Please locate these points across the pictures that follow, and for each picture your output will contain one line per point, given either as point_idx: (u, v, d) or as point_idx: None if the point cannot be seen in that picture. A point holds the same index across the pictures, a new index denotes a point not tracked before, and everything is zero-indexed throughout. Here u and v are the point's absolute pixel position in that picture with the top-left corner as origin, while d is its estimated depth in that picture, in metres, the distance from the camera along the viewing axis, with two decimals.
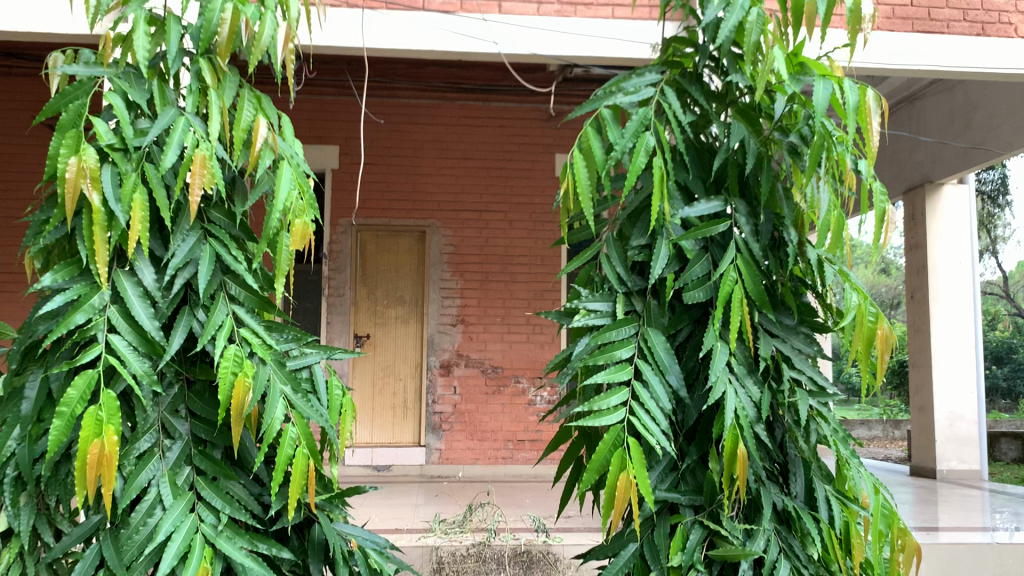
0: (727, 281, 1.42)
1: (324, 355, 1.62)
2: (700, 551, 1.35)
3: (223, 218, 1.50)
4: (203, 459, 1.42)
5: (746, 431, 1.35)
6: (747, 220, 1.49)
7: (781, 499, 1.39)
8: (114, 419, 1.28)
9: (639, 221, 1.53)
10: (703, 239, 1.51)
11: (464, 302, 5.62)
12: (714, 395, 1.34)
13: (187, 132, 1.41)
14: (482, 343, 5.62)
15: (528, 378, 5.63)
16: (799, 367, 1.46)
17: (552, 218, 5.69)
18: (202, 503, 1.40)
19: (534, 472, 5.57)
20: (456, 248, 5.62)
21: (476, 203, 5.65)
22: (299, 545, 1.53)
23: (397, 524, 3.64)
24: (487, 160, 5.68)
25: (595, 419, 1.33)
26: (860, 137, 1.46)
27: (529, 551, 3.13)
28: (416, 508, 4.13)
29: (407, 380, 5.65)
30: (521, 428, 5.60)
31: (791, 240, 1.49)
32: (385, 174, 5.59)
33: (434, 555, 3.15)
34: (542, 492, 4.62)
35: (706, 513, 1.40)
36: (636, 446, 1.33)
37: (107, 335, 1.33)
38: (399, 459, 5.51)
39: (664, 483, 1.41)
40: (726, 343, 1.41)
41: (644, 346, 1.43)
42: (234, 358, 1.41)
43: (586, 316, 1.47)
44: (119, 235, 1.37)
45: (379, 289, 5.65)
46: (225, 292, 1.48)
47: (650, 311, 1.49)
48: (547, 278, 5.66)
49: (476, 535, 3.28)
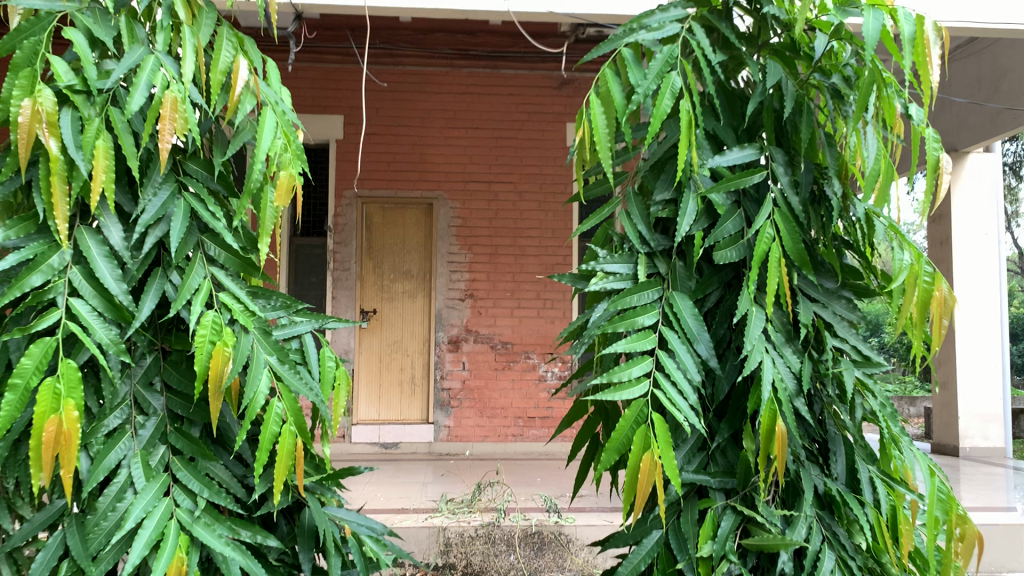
0: (762, 238, 1.26)
1: (315, 324, 1.48)
2: (733, 539, 1.20)
3: (201, 170, 1.35)
4: (180, 438, 1.28)
5: (785, 405, 1.21)
6: (785, 170, 1.33)
7: (824, 481, 1.24)
8: (74, 392, 1.14)
9: (664, 172, 1.37)
10: (735, 194, 1.36)
11: (473, 276, 5.46)
12: (749, 365, 1.19)
13: (156, 72, 1.25)
14: (492, 319, 5.47)
15: (539, 354, 5.48)
16: (843, 335, 1.31)
17: (563, 189, 5.52)
18: (178, 486, 1.26)
19: (545, 450, 5.45)
20: (464, 220, 5.45)
21: (485, 174, 5.48)
22: (287, 532, 1.38)
23: (403, 503, 3.52)
24: (496, 129, 5.51)
25: (616, 393, 1.18)
26: (915, 76, 1.29)
27: (540, 532, 3.01)
28: (424, 487, 4.00)
29: (414, 356, 5.55)
30: (532, 405, 5.47)
31: (834, 193, 1.33)
32: (391, 145, 5.43)
33: (441, 536, 3.02)
34: (554, 471, 4.49)
35: (739, 498, 1.25)
36: (661, 423, 1.18)
37: (67, 299, 1.19)
38: (408, 436, 5.41)
39: (692, 464, 1.26)
40: (762, 308, 1.26)
41: (670, 311, 1.28)
42: (213, 325, 1.27)
43: (604, 279, 1.32)
44: (81, 187, 1.21)
45: (385, 263, 5.55)
46: (202, 253, 1.34)
47: (675, 274, 1.33)
48: (558, 251, 5.50)
49: (484, 516, 3.15)
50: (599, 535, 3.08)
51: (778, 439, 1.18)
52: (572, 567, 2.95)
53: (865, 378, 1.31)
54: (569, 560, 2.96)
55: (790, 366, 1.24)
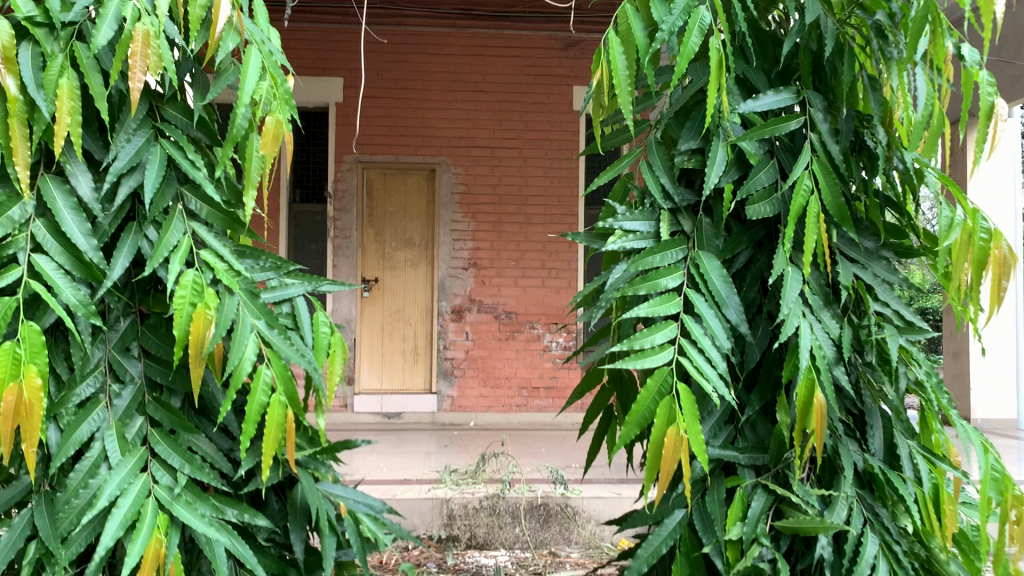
0: (800, 191, 1.14)
1: (308, 287, 1.36)
2: (765, 522, 1.09)
3: (180, 116, 1.23)
4: (158, 409, 1.17)
5: (824, 375, 1.09)
6: (824, 117, 1.21)
7: (865, 458, 1.13)
8: (37, 358, 1.02)
9: (689, 120, 1.25)
10: (768, 143, 1.23)
11: (476, 244, 5.34)
12: (786, 330, 1.08)
13: (126, 4, 1.12)
14: (496, 288, 5.36)
15: (544, 323, 5.38)
16: (887, 300, 1.19)
17: (570, 154, 5.37)
18: (157, 461, 1.15)
19: (550, 421, 5.36)
20: (467, 186, 5.32)
21: (489, 138, 5.34)
22: (278, 510, 1.27)
23: (405, 474, 3.42)
24: (501, 92, 5.36)
25: (638, 361, 1.06)
26: (974, 10, 1.16)
27: (546, 505, 2.91)
28: (427, 458, 3.91)
29: (417, 325, 5.45)
30: (536, 375, 5.37)
31: (878, 141, 1.20)
32: (392, 108, 5.27)
33: (444, 508, 2.92)
34: (560, 442, 4.41)
35: (771, 476, 1.14)
36: (687, 393, 1.06)
37: (30, 256, 1.07)
38: (410, 406, 5.34)
39: (719, 439, 1.15)
40: (799, 268, 1.14)
41: (696, 272, 1.17)
42: (193, 286, 1.15)
43: (623, 239, 1.20)
44: (44, 131, 1.09)
45: (386, 231, 5.43)
46: (182, 206, 1.22)
47: (702, 232, 1.22)
48: (564, 218, 5.37)
49: (488, 488, 3.05)
50: (605, 508, 2.98)
51: (817, 411, 1.07)
52: (579, 539, 2.85)
53: (910, 345, 1.19)
54: (576, 532, 2.87)
55: (828, 332, 1.12)
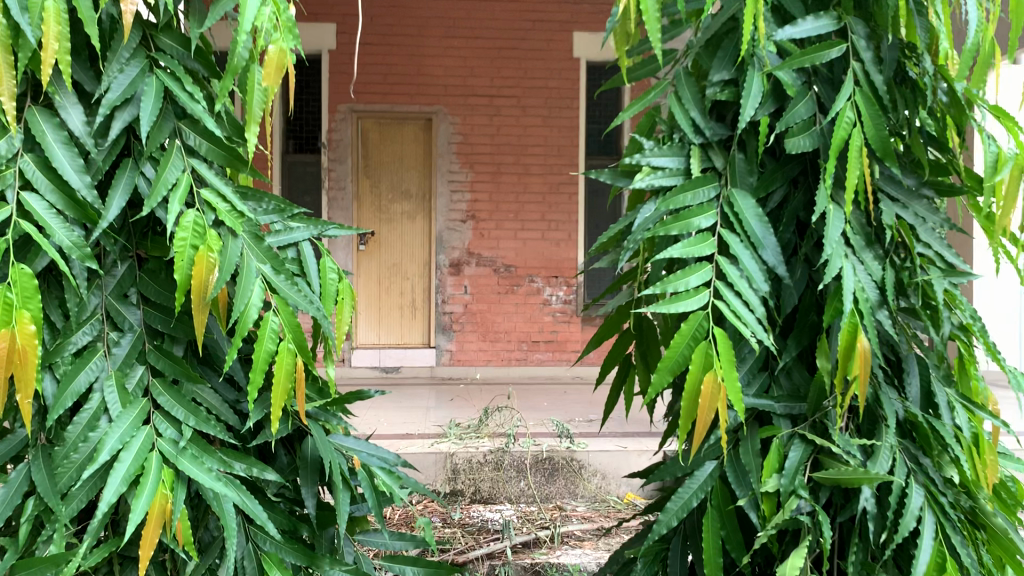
0: (842, 123, 1.07)
1: (314, 231, 1.29)
2: (803, 474, 1.04)
3: (177, 46, 1.15)
4: (160, 357, 1.10)
5: (867, 318, 1.03)
6: (867, 45, 1.12)
7: (906, 406, 1.07)
8: (30, 303, 0.95)
9: (721, 50, 1.17)
10: (805, 74, 1.16)
11: (474, 197, 5.25)
12: (829, 271, 1.01)
13: None
14: (494, 240, 5.28)
15: (543, 277, 5.32)
16: (929, 241, 1.13)
17: (570, 104, 5.25)
18: (160, 413, 1.09)
19: (550, 375, 5.34)
20: (465, 137, 5.22)
21: (487, 87, 5.22)
22: (287, 464, 1.21)
23: (407, 428, 3.38)
24: (498, 40, 5.22)
25: (672, 304, 1.00)
26: None
27: (552, 458, 2.87)
28: (428, 412, 3.88)
29: (415, 279, 5.37)
30: (536, 329, 5.33)
31: (924, 71, 1.13)
32: (387, 56, 5.14)
33: (449, 463, 2.85)
34: (560, 395, 4.38)
35: (808, 425, 1.08)
36: (724, 338, 1.00)
37: (19, 194, 1.00)
38: (408, 361, 5.30)
39: (753, 387, 1.09)
40: (841, 207, 1.07)
41: (729, 211, 1.10)
42: (194, 227, 1.08)
43: (651, 176, 1.13)
44: (31, 59, 1.01)
45: (382, 183, 5.33)
46: (180, 142, 1.14)
47: (734, 168, 1.15)
48: (563, 169, 5.28)
49: (493, 441, 3.00)
50: (611, 462, 2.90)
51: (861, 357, 1.02)
52: (585, 493, 2.86)
53: (955, 288, 1.13)
54: (581, 486, 2.87)
55: (871, 273, 1.06)
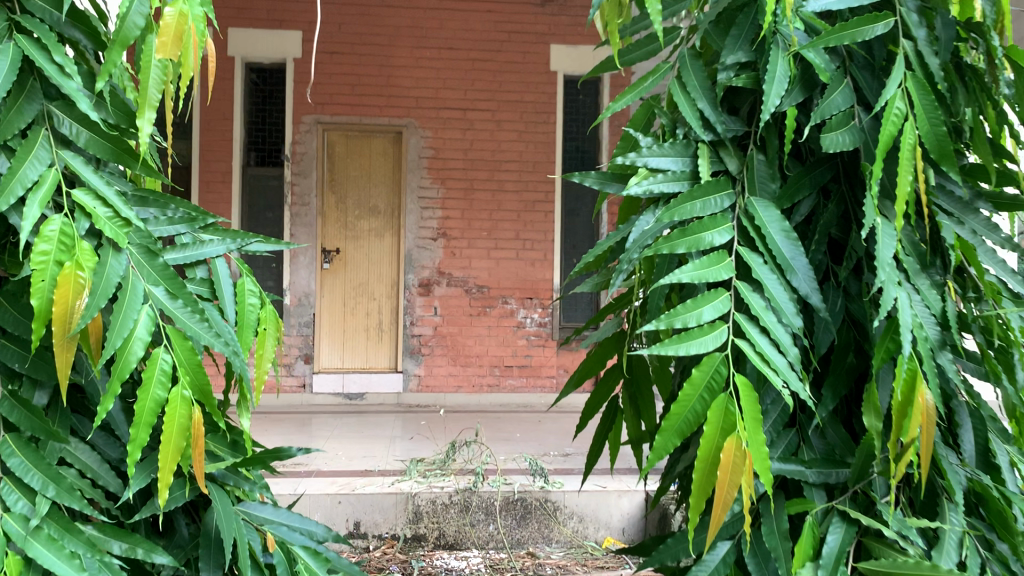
0: (890, 116, 0.85)
1: (230, 246, 1.05)
2: (845, 564, 0.80)
3: (49, 9, 0.90)
4: (13, 408, 0.83)
5: (928, 364, 0.80)
6: (918, 20, 0.91)
7: (973, 474, 0.84)
8: None
9: (736, 26, 0.95)
10: (838, 57, 0.94)
11: (446, 214, 5.02)
12: (883, 304, 0.78)
13: None
14: (466, 260, 5.05)
15: (517, 299, 5.09)
16: (993, 264, 0.90)
17: (546, 118, 5.05)
18: (9, 479, 0.83)
19: (523, 402, 5.09)
20: (436, 151, 4.99)
21: (460, 100, 5.00)
22: (189, 539, 0.96)
23: (367, 463, 3.12)
24: (473, 51, 5.02)
25: (683, 344, 0.76)
26: None
27: (524, 500, 2.62)
28: (392, 444, 3.62)
29: (381, 300, 5.11)
30: (509, 353, 5.09)
31: (991, 52, 0.91)
32: (356, 65, 4.91)
33: (410, 505, 2.58)
34: (533, 426, 4.13)
35: (849, 498, 0.85)
36: (749, 390, 0.77)
37: None
38: (374, 386, 5.02)
39: (778, 448, 0.87)
40: (891, 221, 0.85)
41: (749, 224, 0.88)
42: (60, 238, 0.83)
43: (648, 181, 0.90)
44: None
45: (349, 198, 5.08)
46: (51, 130, 0.89)
47: (752, 172, 0.93)
48: (539, 186, 5.07)
49: (460, 479, 2.73)
50: (588, 505, 2.64)
51: (922, 414, 0.79)
52: (559, 538, 2.62)
53: None
54: (556, 530, 2.62)
55: (930, 307, 0.84)
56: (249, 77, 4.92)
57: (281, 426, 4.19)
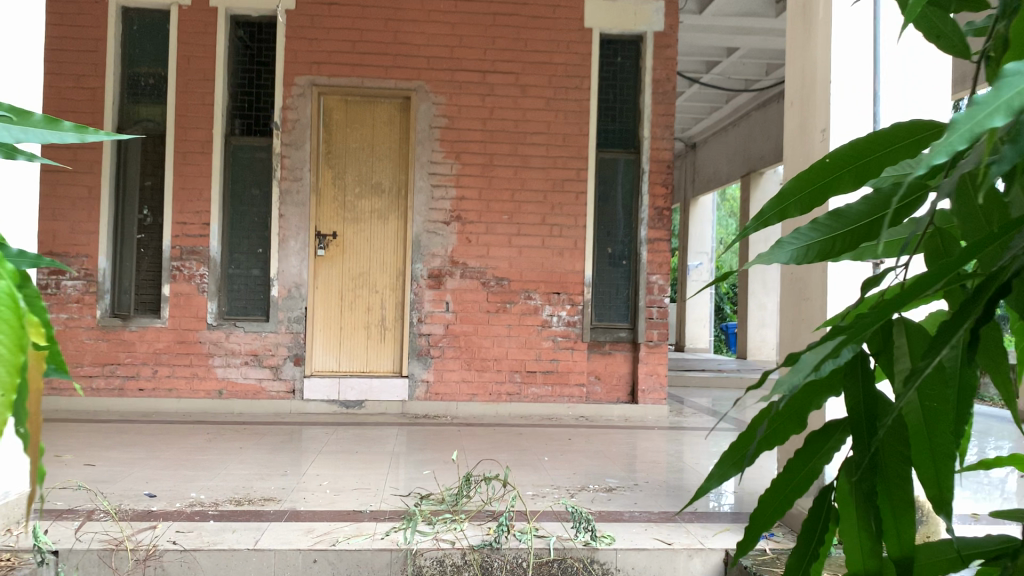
0: None
1: None
2: None
3: None
4: None
5: None
6: None
7: None
8: None
9: None
10: None
11: (461, 193, 4.37)
12: None
13: None
14: (484, 248, 4.40)
15: (543, 293, 4.43)
16: None
17: (576, 83, 4.40)
18: None
19: (547, 413, 4.41)
20: (451, 119, 4.35)
21: (479, 62, 4.37)
22: None
23: (359, 495, 2.48)
24: (493, 5, 4.38)
25: None
26: None
27: (562, 560, 1.97)
28: (393, 467, 2.97)
29: (386, 293, 4.43)
30: (530, 356, 4.42)
31: None
32: (360, 19, 4.29)
33: (407, 565, 1.92)
34: (565, 447, 3.46)
35: None
36: None
37: None
38: (375, 393, 4.35)
39: None
40: None
41: None
42: None
43: None
44: None
45: (348, 172, 4.40)
46: None
47: None
48: (569, 163, 4.41)
49: (480, 529, 2.08)
50: (648, 567, 1.98)
51: None
52: None
53: None
54: None
55: None
56: (236, 33, 4.31)
57: (266, 439, 3.53)
